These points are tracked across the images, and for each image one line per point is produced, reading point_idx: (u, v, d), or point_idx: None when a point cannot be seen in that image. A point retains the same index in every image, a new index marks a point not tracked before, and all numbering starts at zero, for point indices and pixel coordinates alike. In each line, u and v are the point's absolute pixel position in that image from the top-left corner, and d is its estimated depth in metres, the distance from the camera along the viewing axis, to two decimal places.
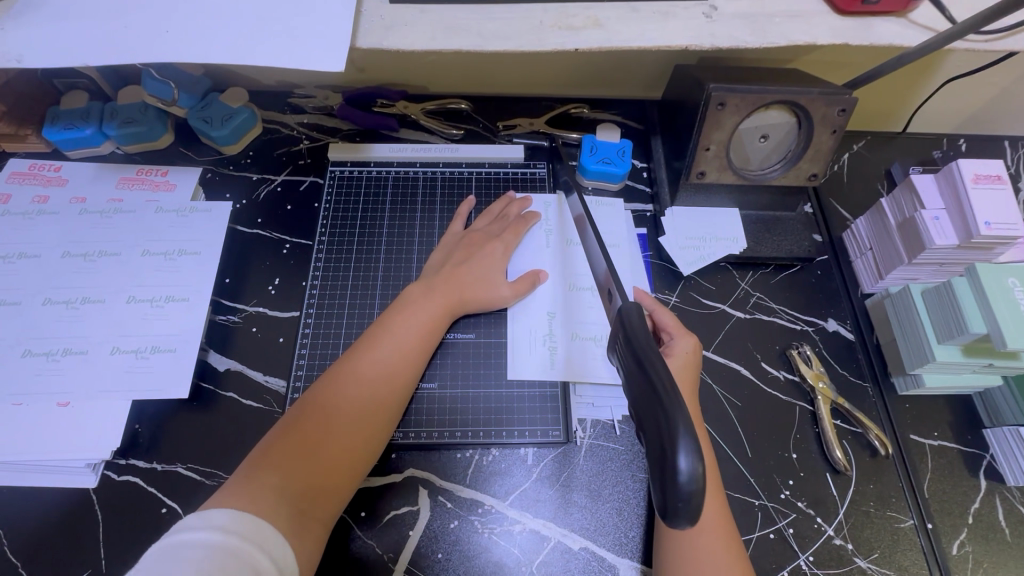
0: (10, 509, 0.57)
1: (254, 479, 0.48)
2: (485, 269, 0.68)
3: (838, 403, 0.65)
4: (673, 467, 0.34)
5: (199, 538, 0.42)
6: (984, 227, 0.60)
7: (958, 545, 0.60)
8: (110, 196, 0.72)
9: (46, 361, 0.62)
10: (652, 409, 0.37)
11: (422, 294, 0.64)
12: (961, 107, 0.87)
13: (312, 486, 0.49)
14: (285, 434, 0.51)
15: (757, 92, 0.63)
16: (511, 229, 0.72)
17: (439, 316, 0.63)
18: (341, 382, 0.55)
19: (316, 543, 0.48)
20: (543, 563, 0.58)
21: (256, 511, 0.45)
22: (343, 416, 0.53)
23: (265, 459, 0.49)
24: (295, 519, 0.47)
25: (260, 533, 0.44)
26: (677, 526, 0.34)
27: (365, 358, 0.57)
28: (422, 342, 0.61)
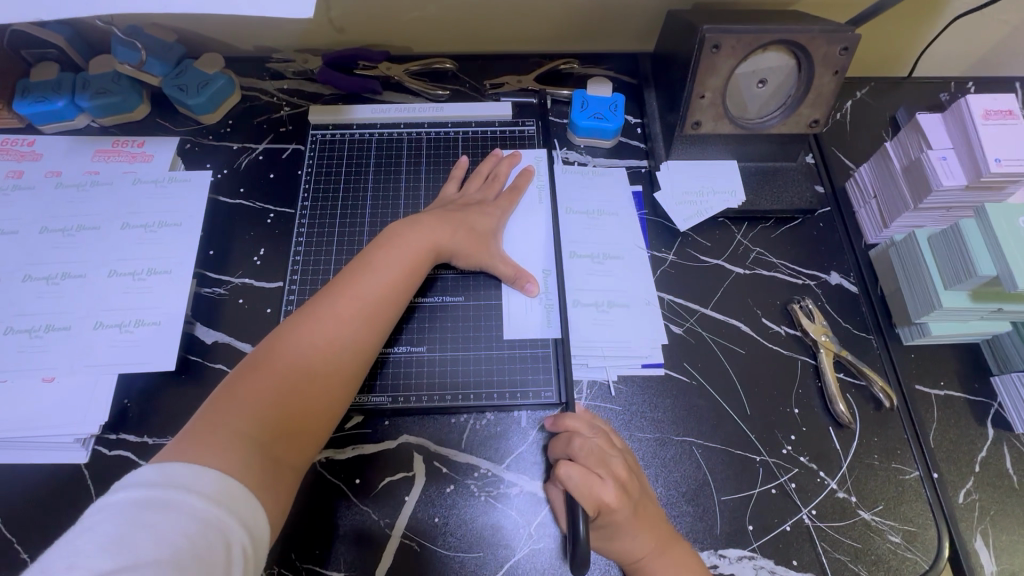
0: (2, 485, 0.57)
1: (222, 419, 0.46)
2: (473, 224, 0.65)
3: (842, 355, 0.63)
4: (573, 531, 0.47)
5: (165, 499, 0.39)
6: (995, 164, 0.57)
7: (965, 494, 0.59)
8: (86, 169, 0.70)
9: (29, 338, 0.61)
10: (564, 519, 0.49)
11: (398, 236, 0.61)
12: (971, 49, 0.83)
13: (281, 429, 0.48)
14: (255, 373, 0.49)
15: (754, 32, 0.60)
16: (505, 194, 0.69)
17: (420, 256, 0.60)
18: (315, 321, 0.53)
19: (289, 485, 0.47)
20: (541, 524, 0.57)
21: (223, 464, 0.43)
22: (316, 357, 0.52)
23: (228, 403, 0.47)
24: (268, 462, 0.46)
25: (225, 490, 0.41)
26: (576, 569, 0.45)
27: (340, 298, 0.55)
28: (400, 284, 0.58)
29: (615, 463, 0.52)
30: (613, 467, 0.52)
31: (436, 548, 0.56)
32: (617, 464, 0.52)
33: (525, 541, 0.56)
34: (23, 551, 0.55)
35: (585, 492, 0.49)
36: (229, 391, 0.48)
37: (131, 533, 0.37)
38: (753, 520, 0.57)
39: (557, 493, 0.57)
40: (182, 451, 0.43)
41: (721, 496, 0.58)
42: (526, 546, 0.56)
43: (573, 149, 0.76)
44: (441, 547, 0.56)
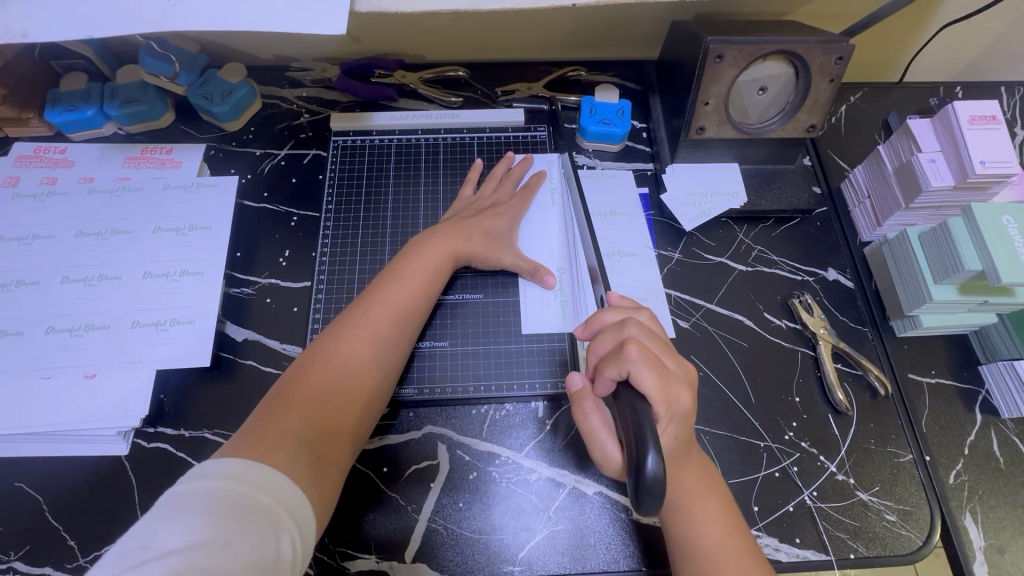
0: (48, 476, 0.60)
1: (273, 424, 0.49)
2: (490, 228, 0.68)
3: (839, 346, 0.67)
4: (642, 465, 0.42)
5: (220, 490, 0.42)
6: (980, 166, 0.61)
7: (955, 475, 0.63)
8: (117, 175, 0.73)
9: (70, 337, 0.64)
10: (627, 424, 0.46)
11: (422, 245, 0.64)
12: (958, 55, 0.87)
13: (324, 430, 0.51)
14: (299, 381, 0.53)
15: (755, 43, 0.64)
16: (519, 196, 0.73)
17: (443, 264, 0.64)
18: (351, 329, 0.57)
19: (335, 483, 0.51)
20: (559, 507, 0.61)
21: (275, 462, 0.46)
22: (353, 362, 0.55)
23: (276, 408, 0.51)
24: (316, 461, 0.49)
25: (277, 486, 0.45)
26: (644, 510, 0.42)
27: (372, 306, 0.59)
28: (427, 291, 0.62)
29: (674, 360, 0.53)
30: (674, 365, 0.52)
31: (461, 531, 0.60)
32: (679, 362, 0.53)
33: (545, 523, 0.60)
34: (70, 539, 0.58)
35: (659, 391, 0.48)
36: (277, 397, 0.52)
37: (189, 520, 0.40)
38: (758, 501, 0.61)
39: (594, 415, 0.54)
40: (237, 450, 0.46)
41: (728, 480, 0.62)
42: (545, 528, 0.60)
43: (582, 153, 0.80)
44: (465, 530, 0.60)
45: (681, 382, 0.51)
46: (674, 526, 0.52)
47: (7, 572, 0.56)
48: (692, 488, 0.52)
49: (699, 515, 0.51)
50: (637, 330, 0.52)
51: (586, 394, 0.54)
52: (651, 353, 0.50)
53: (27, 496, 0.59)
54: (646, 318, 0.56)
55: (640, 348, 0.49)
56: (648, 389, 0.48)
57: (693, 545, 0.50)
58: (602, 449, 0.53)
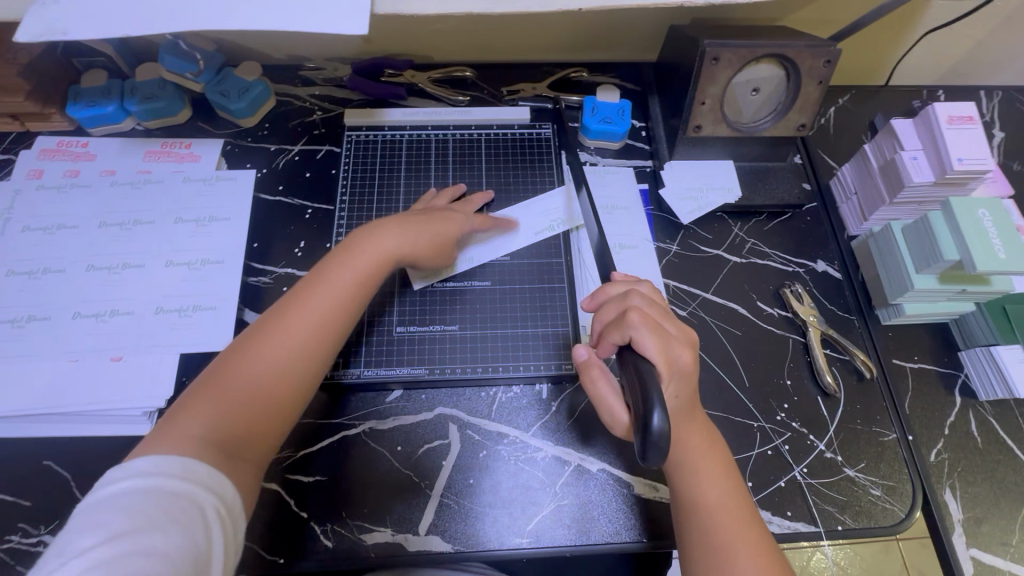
0: (74, 455, 0.63)
1: (178, 420, 0.49)
2: (435, 223, 0.67)
3: (828, 333, 0.71)
4: (649, 419, 0.45)
5: (182, 491, 0.43)
6: (958, 163, 0.65)
7: (935, 453, 0.67)
8: (138, 168, 0.76)
9: (95, 322, 0.66)
10: (634, 383, 0.49)
11: (357, 244, 0.62)
12: (941, 59, 0.91)
13: (239, 429, 0.50)
14: (217, 379, 0.52)
15: (748, 47, 0.68)
16: (479, 208, 0.73)
17: (376, 262, 0.62)
18: (274, 323, 0.56)
19: (248, 481, 0.49)
20: (564, 484, 0.64)
21: (178, 451, 0.46)
22: (269, 359, 0.54)
23: (188, 406, 0.50)
24: (223, 455, 0.48)
25: (199, 475, 0.45)
26: (648, 460, 0.45)
27: (298, 307, 0.57)
28: (359, 291, 0.60)
29: (675, 325, 0.56)
30: (674, 328, 0.55)
31: (472, 505, 0.63)
32: (681, 328, 0.56)
33: (550, 498, 0.63)
34: None
35: (660, 352, 0.52)
36: (195, 397, 0.51)
37: (154, 512, 0.41)
38: (752, 477, 0.65)
39: (601, 382, 0.59)
40: (150, 447, 0.46)
41: None
42: (552, 502, 0.63)
43: (584, 151, 0.84)
44: (476, 504, 0.63)
45: (683, 344, 0.55)
46: (680, 488, 0.54)
47: (37, 545, 0.59)
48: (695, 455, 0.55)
49: (702, 473, 0.54)
50: (641, 299, 0.56)
51: (593, 363, 0.60)
52: (652, 318, 0.54)
53: (55, 474, 0.62)
54: (647, 289, 0.60)
55: (641, 315, 0.54)
56: (648, 351, 0.52)
57: (695, 503, 0.53)
58: (610, 412, 0.58)
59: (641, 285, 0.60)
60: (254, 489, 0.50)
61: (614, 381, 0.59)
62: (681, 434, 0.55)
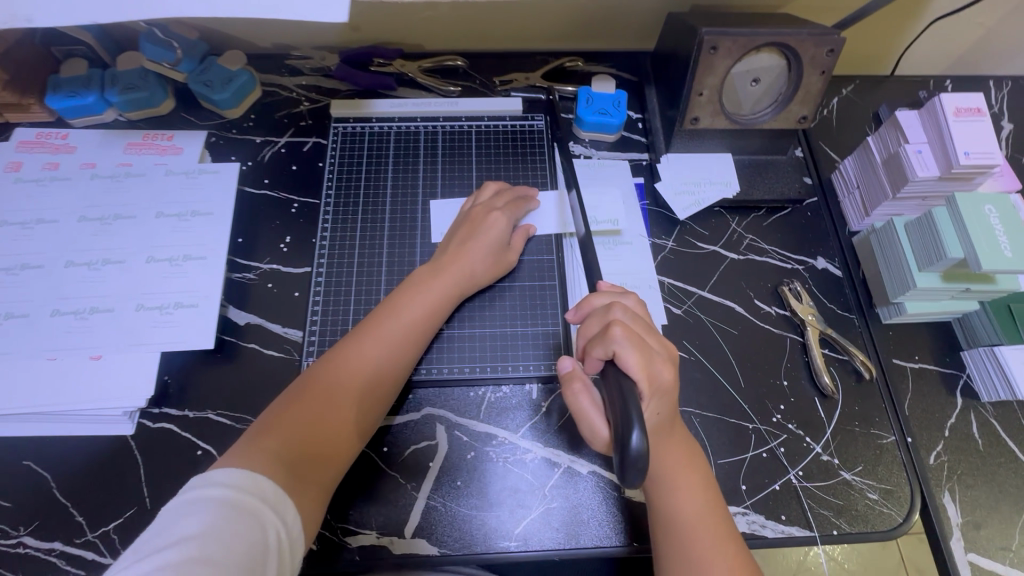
0: (54, 456, 0.61)
1: (258, 435, 0.53)
2: (486, 243, 0.67)
3: (826, 332, 0.69)
4: (628, 440, 0.44)
5: (246, 503, 0.46)
6: (964, 157, 0.63)
7: (935, 456, 0.65)
8: (119, 161, 0.74)
9: (74, 319, 0.65)
10: (615, 401, 0.48)
11: (423, 278, 0.65)
12: (949, 48, 0.88)
13: (313, 451, 0.54)
14: (295, 400, 0.56)
15: (748, 35, 0.65)
16: (512, 207, 0.71)
17: (442, 300, 0.65)
18: (351, 349, 0.59)
19: (313, 504, 0.52)
20: (554, 486, 0.63)
21: (255, 466, 0.49)
22: (343, 386, 0.57)
23: (268, 426, 0.54)
24: (294, 475, 0.51)
25: (271, 492, 0.48)
26: (627, 481, 0.44)
27: (369, 338, 0.60)
28: (424, 325, 0.63)
29: (658, 340, 0.55)
30: (657, 344, 0.55)
31: (458, 508, 0.61)
32: (663, 343, 0.56)
33: (540, 500, 0.62)
34: (78, 515, 0.59)
35: (641, 368, 0.51)
36: (277, 415, 0.55)
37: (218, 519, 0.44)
38: (746, 480, 0.63)
39: (583, 396, 0.55)
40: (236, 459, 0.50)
41: (717, 460, 0.64)
42: (540, 505, 0.62)
43: (579, 143, 0.81)
44: (463, 507, 0.61)
45: (663, 359, 0.54)
46: (659, 502, 0.52)
47: (16, 547, 0.58)
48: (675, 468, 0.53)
49: (682, 489, 0.52)
50: (622, 313, 0.55)
51: (576, 375, 0.56)
52: (635, 333, 0.53)
53: (34, 475, 0.60)
54: (631, 301, 0.58)
55: (624, 329, 0.52)
56: (631, 368, 0.50)
57: (675, 518, 0.51)
58: (591, 427, 0.55)
59: (627, 296, 0.59)
60: (318, 513, 0.53)
61: (596, 393, 0.56)
62: (659, 448, 0.53)
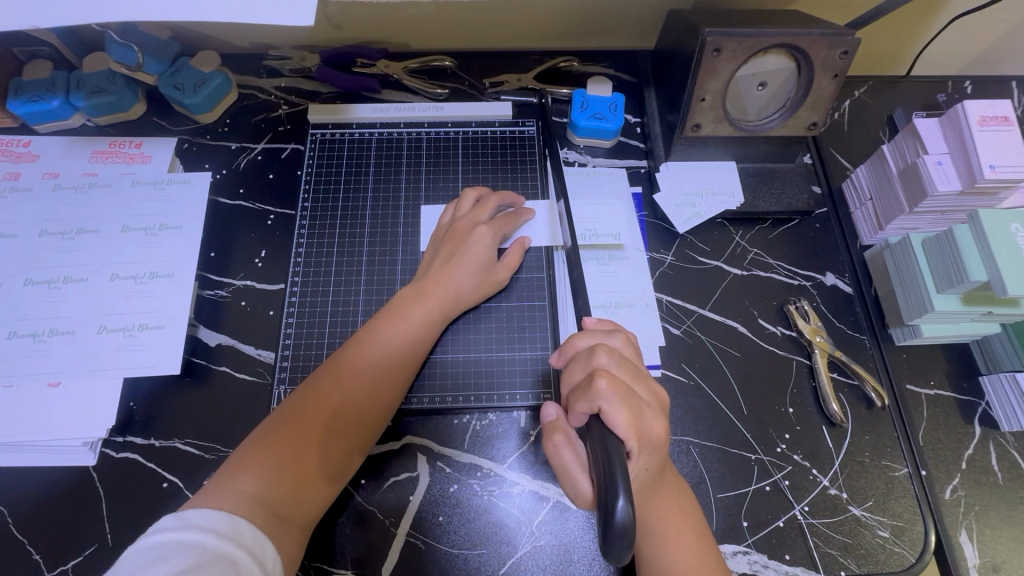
0: (11, 489, 0.58)
1: (235, 473, 0.49)
2: (474, 261, 0.63)
3: (836, 356, 0.65)
4: (612, 509, 0.40)
5: (224, 551, 0.43)
6: (989, 171, 0.58)
7: (951, 490, 0.61)
8: (83, 170, 0.70)
9: (33, 343, 0.61)
10: (599, 461, 0.44)
11: (409, 298, 0.61)
12: (969, 47, 0.83)
13: (292, 490, 0.50)
14: (272, 434, 0.52)
15: (755, 36, 0.60)
16: (500, 219, 0.66)
17: (430, 322, 0.61)
18: (335, 377, 0.56)
19: (292, 548, 0.49)
20: (542, 522, 0.59)
21: (234, 510, 0.47)
22: (324, 418, 0.54)
23: (244, 463, 0.50)
24: (276, 518, 0.48)
25: (248, 537, 0.45)
26: (610, 555, 0.40)
27: (351, 366, 0.56)
28: (410, 349, 0.59)
29: (646, 388, 0.51)
30: (646, 392, 0.51)
31: (440, 545, 0.58)
32: (652, 389, 0.52)
33: (527, 537, 0.58)
34: (35, 553, 0.56)
35: (630, 424, 0.47)
36: (253, 450, 0.51)
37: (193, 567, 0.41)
38: (748, 516, 0.59)
39: (565, 448, 0.52)
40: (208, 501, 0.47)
41: (717, 494, 0.60)
42: (528, 543, 0.58)
43: (573, 150, 0.76)
44: (445, 544, 0.58)
45: (652, 410, 0.50)
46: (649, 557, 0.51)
47: None
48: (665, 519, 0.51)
49: (672, 543, 0.51)
50: (608, 358, 0.51)
51: (558, 426, 0.53)
52: (622, 383, 0.49)
53: None
54: (619, 341, 0.54)
55: (609, 381, 0.48)
56: (618, 424, 0.46)
57: (664, 574, 0.50)
58: (573, 484, 0.51)
59: (615, 334, 0.55)
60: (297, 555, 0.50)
61: (580, 446, 0.53)
62: (648, 502, 0.51)
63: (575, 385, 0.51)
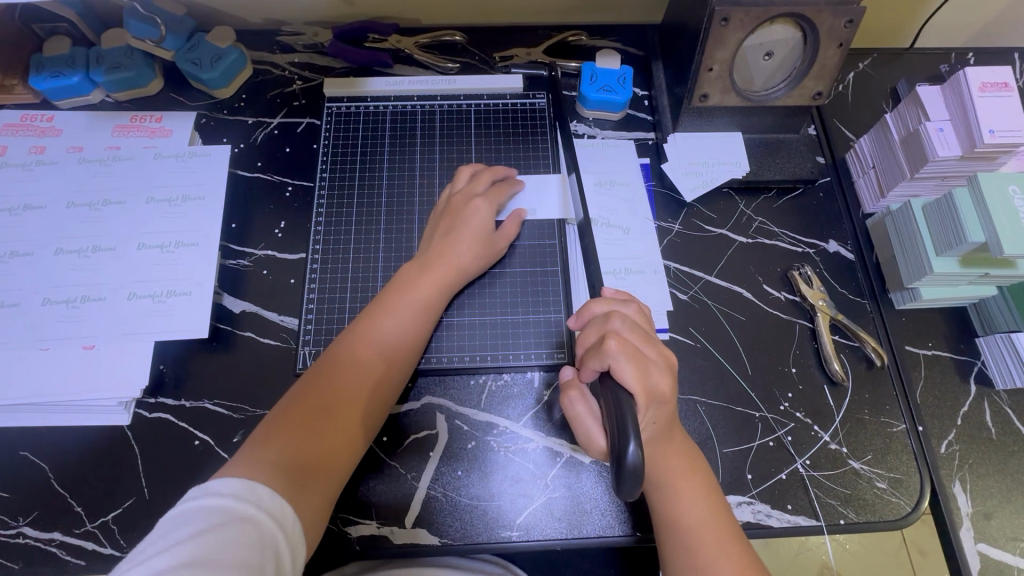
0: (51, 446, 0.61)
1: (257, 448, 0.52)
2: (473, 232, 0.65)
3: (837, 319, 0.67)
4: (624, 450, 0.43)
5: (243, 513, 0.45)
6: (988, 135, 0.60)
7: (946, 444, 0.64)
8: (106, 144, 0.72)
9: (66, 308, 0.63)
10: (610, 412, 0.47)
11: (412, 275, 0.63)
12: (973, 18, 0.84)
13: (313, 459, 0.52)
14: (288, 413, 0.54)
15: (763, 5, 0.61)
16: (494, 189, 0.68)
17: (434, 295, 0.63)
18: (345, 354, 0.58)
19: (315, 509, 0.51)
20: (556, 476, 0.61)
21: (252, 475, 0.49)
22: (337, 393, 0.56)
23: (264, 440, 0.52)
24: (296, 482, 0.50)
25: (262, 495, 0.47)
26: (622, 492, 0.43)
27: (358, 343, 0.59)
28: (416, 321, 0.61)
29: (654, 348, 0.53)
30: (655, 353, 0.53)
31: (459, 497, 0.61)
32: (659, 349, 0.53)
33: (541, 490, 0.61)
34: (77, 505, 0.59)
35: (638, 380, 0.49)
36: (272, 427, 0.53)
37: (215, 529, 0.43)
38: (752, 469, 0.62)
39: (581, 401, 0.55)
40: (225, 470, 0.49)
41: (722, 449, 0.63)
42: (542, 495, 0.61)
43: (583, 122, 0.78)
44: (464, 496, 0.61)
45: (660, 368, 0.52)
46: (662, 509, 0.53)
47: (17, 537, 0.57)
48: (674, 471, 0.53)
49: (679, 490, 0.53)
50: (620, 323, 0.53)
51: (573, 382, 0.56)
52: (632, 345, 0.51)
53: (32, 465, 0.60)
54: (632, 310, 0.56)
55: (619, 341, 0.51)
56: (627, 379, 0.49)
57: (676, 525, 0.52)
58: (586, 432, 0.54)
59: (627, 305, 0.56)
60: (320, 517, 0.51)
61: (593, 400, 0.55)
62: (656, 454, 0.53)
63: (589, 346, 0.54)
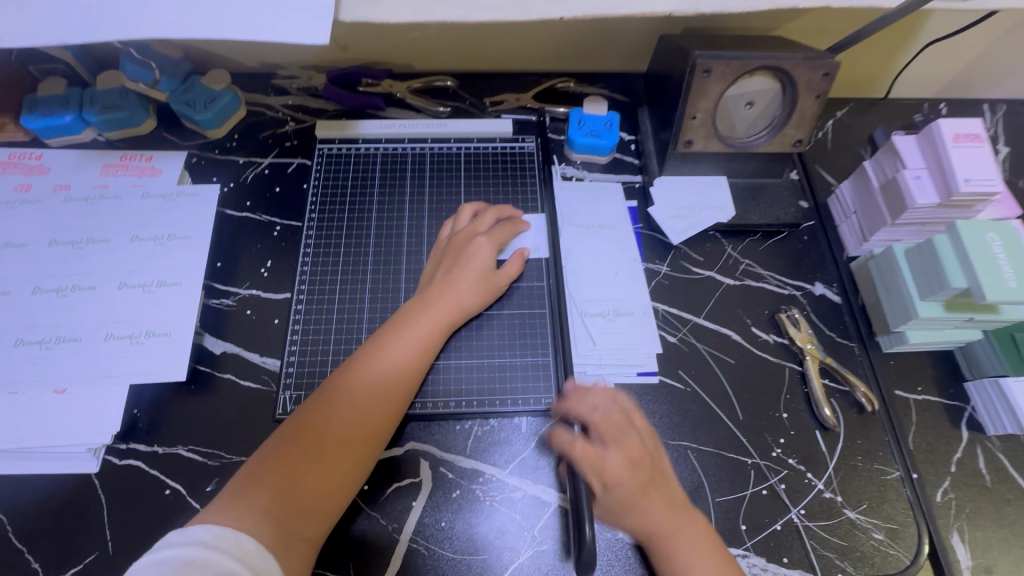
0: (11, 497, 0.58)
1: (245, 489, 0.50)
2: (475, 270, 0.65)
3: (826, 362, 0.67)
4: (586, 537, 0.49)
5: (223, 567, 0.43)
6: (964, 184, 0.61)
7: (942, 493, 0.63)
8: (94, 182, 0.72)
9: (39, 349, 0.62)
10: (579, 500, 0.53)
11: (413, 313, 0.62)
12: (945, 71, 0.88)
13: (302, 502, 0.51)
14: (278, 452, 0.53)
15: (742, 59, 0.64)
16: (499, 229, 0.69)
17: (434, 333, 0.62)
18: (340, 392, 0.56)
19: (300, 558, 0.49)
20: (544, 527, 0.59)
21: (238, 524, 0.47)
22: (332, 432, 0.54)
23: (253, 480, 0.51)
24: (282, 531, 0.48)
25: (244, 545, 0.46)
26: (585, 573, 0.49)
27: (354, 380, 0.57)
28: (414, 359, 0.60)
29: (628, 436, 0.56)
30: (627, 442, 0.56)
31: (443, 552, 0.58)
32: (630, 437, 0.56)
33: (529, 543, 0.58)
34: (33, 561, 0.55)
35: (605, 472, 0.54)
36: (261, 466, 0.52)
37: None
38: (746, 520, 0.60)
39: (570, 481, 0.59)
40: (209, 516, 0.48)
41: (715, 498, 0.61)
42: (529, 549, 0.58)
43: (571, 165, 0.79)
44: (447, 551, 0.58)
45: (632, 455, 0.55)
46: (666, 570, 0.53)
47: None
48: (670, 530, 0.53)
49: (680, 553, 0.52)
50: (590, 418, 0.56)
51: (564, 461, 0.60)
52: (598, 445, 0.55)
53: None
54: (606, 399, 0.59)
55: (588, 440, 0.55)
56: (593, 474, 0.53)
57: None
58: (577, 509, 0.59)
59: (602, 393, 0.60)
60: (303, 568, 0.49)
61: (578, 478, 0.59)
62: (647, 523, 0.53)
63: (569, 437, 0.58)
